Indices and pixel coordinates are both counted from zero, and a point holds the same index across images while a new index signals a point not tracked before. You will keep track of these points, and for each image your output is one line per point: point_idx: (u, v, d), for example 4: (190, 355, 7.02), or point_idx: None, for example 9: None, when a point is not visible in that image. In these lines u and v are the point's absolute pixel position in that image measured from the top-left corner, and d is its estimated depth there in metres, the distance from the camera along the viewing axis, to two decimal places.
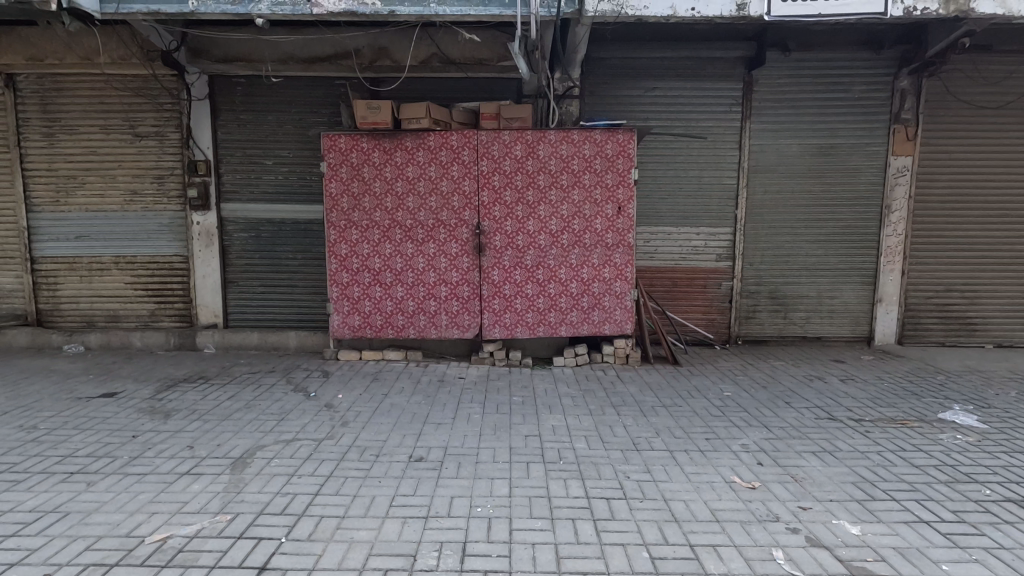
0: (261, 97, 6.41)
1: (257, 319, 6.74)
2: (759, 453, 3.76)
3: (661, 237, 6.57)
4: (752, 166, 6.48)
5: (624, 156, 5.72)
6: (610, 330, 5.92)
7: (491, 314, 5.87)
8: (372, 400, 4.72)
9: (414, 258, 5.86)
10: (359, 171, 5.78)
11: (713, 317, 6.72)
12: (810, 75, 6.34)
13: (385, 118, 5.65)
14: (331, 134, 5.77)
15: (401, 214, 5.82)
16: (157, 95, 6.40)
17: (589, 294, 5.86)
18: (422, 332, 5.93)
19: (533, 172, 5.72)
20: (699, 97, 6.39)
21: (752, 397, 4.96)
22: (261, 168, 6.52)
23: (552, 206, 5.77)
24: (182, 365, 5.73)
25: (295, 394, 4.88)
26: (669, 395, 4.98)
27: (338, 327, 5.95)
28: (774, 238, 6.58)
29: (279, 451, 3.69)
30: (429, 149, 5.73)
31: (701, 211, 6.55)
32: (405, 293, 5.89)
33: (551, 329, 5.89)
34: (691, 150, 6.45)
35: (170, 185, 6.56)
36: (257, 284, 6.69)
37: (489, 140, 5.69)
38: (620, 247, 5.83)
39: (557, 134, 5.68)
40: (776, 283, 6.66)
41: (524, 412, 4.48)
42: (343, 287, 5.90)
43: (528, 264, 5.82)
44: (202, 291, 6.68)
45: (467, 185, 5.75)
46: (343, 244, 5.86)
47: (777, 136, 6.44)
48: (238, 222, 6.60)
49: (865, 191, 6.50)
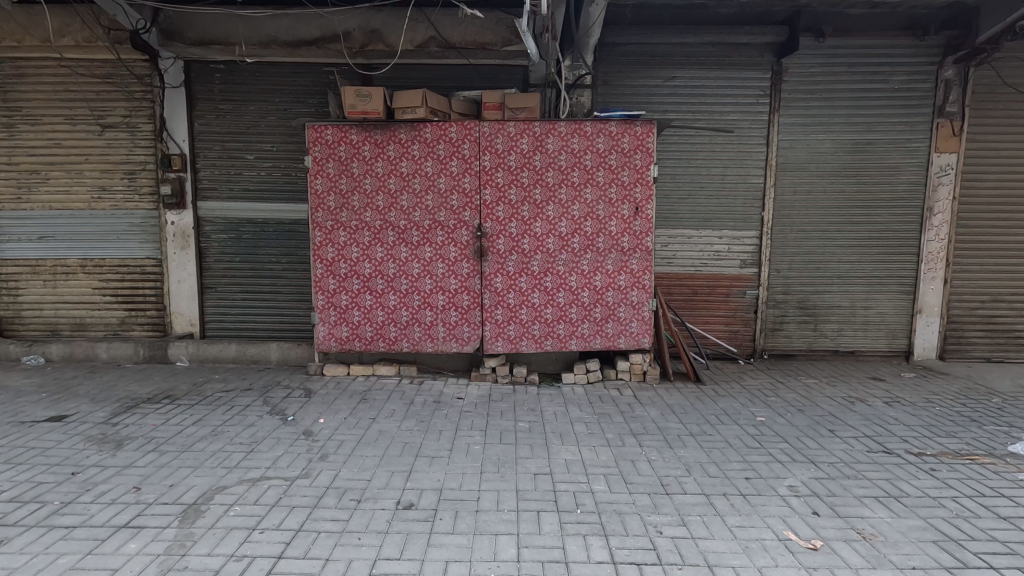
0: (242, 86, 5.85)
1: (237, 329, 6.16)
2: (813, 499, 3.17)
3: (681, 241, 6.00)
4: (781, 163, 5.90)
5: (642, 151, 5.15)
6: (625, 344, 5.33)
7: (493, 326, 5.28)
8: (357, 427, 4.13)
9: (408, 264, 5.28)
10: (347, 166, 5.21)
11: (736, 330, 6.14)
12: (845, 63, 5.76)
13: (376, 108, 5.02)
14: (316, 125, 5.19)
15: (394, 215, 5.24)
16: (128, 83, 5.84)
17: (602, 304, 5.28)
18: (416, 346, 5.34)
19: (541, 168, 5.15)
20: (723, 88, 5.81)
21: (789, 423, 4.36)
22: (241, 163, 5.95)
23: (562, 206, 5.19)
24: (149, 381, 5.15)
25: (270, 418, 4.30)
26: (696, 422, 4.38)
27: (323, 339, 5.37)
28: (804, 242, 6.00)
29: (242, 494, 3.10)
30: (425, 142, 5.15)
31: (724, 212, 5.96)
32: (398, 302, 5.31)
33: (560, 343, 5.31)
34: (715, 146, 5.87)
35: (142, 181, 5.99)
36: (237, 290, 6.10)
37: (491, 133, 5.12)
38: (636, 252, 5.25)
39: (568, 125, 5.11)
40: (805, 291, 6.08)
41: (532, 444, 3.89)
42: (330, 294, 5.32)
43: (534, 271, 5.24)
44: (177, 298, 6.11)
45: (467, 183, 5.17)
46: (330, 247, 5.28)
47: (808, 131, 5.86)
48: (216, 222, 6.03)
49: (904, 192, 5.92)
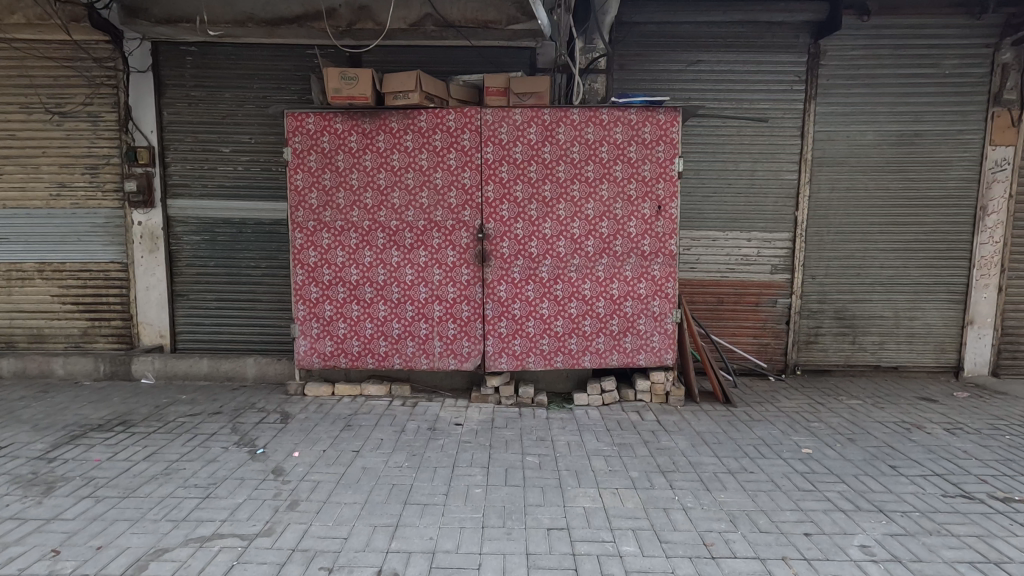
0: (217, 70, 5.26)
1: (211, 341, 5.55)
2: (895, 566, 2.56)
3: (705, 244, 5.40)
4: (818, 157, 5.29)
5: (666, 142, 4.53)
6: (645, 361, 4.71)
7: (497, 340, 4.66)
8: (336, 464, 3.51)
9: (400, 269, 4.67)
10: (331, 159, 4.61)
11: (766, 342, 5.53)
12: (891, 45, 5.16)
13: (363, 92, 4.45)
14: (296, 113, 4.58)
15: (384, 214, 4.64)
16: (89, 67, 5.25)
17: (620, 316, 4.67)
18: (409, 362, 4.73)
19: (550, 162, 4.54)
20: (753, 72, 5.20)
21: (843, 457, 3.74)
22: (216, 157, 5.35)
23: (574, 204, 4.58)
24: (105, 403, 4.53)
25: (236, 451, 3.68)
26: (734, 455, 3.76)
27: (304, 354, 4.77)
28: (842, 245, 5.39)
29: (185, 562, 2.48)
30: (419, 132, 4.55)
31: (754, 212, 5.36)
32: (389, 312, 4.70)
33: (572, 359, 4.69)
34: (744, 137, 5.27)
35: (105, 177, 5.39)
36: (212, 297, 5.50)
37: (495, 121, 4.51)
38: (659, 257, 4.63)
39: (582, 113, 4.50)
40: (843, 299, 5.47)
41: (543, 486, 3.27)
42: (312, 304, 4.72)
43: (543, 278, 4.63)
44: (145, 306, 5.50)
45: (467, 178, 4.56)
46: (312, 251, 4.68)
47: (847, 121, 5.26)
48: (188, 222, 5.43)
49: (955, 189, 5.30)
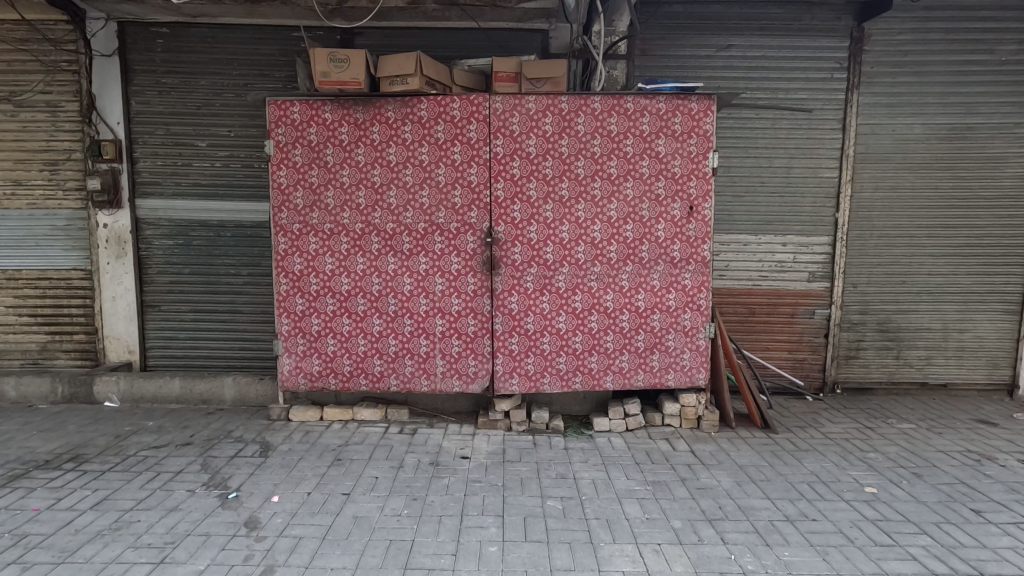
0: (191, 55, 4.70)
1: (186, 357, 4.96)
2: None
3: (735, 249, 4.87)
4: (861, 153, 4.78)
5: (698, 134, 4.00)
6: (675, 382, 4.18)
7: (507, 359, 4.11)
8: (322, 513, 2.94)
9: (397, 278, 4.11)
10: (319, 153, 4.06)
11: (802, 358, 5.00)
12: (942, 29, 4.67)
13: (355, 77, 3.88)
14: (278, 100, 4.03)
15: (379, 216, 4.08)
16: (47, 51, 4.68)
17: (646, 331, 4.13)
18: (407, 383, 4.17)
19: (568, 156, 4.01)
20: (790, 59, 4.69)
21: (914, 499, 3.20)
22: (191, 152, 4.79)
23: (595, 204, 4.04)
24: (58, 432, 3.94)
25: (204, 496, 3.10)
26: (789, 498, 3.22)
27: (289, 375, 4.20)
28: (886, 250, 4.88)
29: None
30: (419, 122, 4.00)
31: (790, 214, 4.84)
32: (385, 327, 4.14)
33: (592, 380, 4.15)
34: (779, 131, 4.75)
35: (65, 174, 4.81)
36: (187, 309, 4.92)
37: (505, 110, 3.97)
38: (690, 264, 4.09)
39: (604, 101, 3.98)
40: (886, 310, 4.95)
41: (572, 543, 2.72)
42: (297, 318, 4.16)
43: (560, 288, 4.08)
44: (112, 319, 4.93)
45: (473, 174, 4.01)
46: (297, 258, 4.12)
47: (893, 113, 4.75)
48: (160, 224, 4.86)
49: (1011, 189, 4.80)
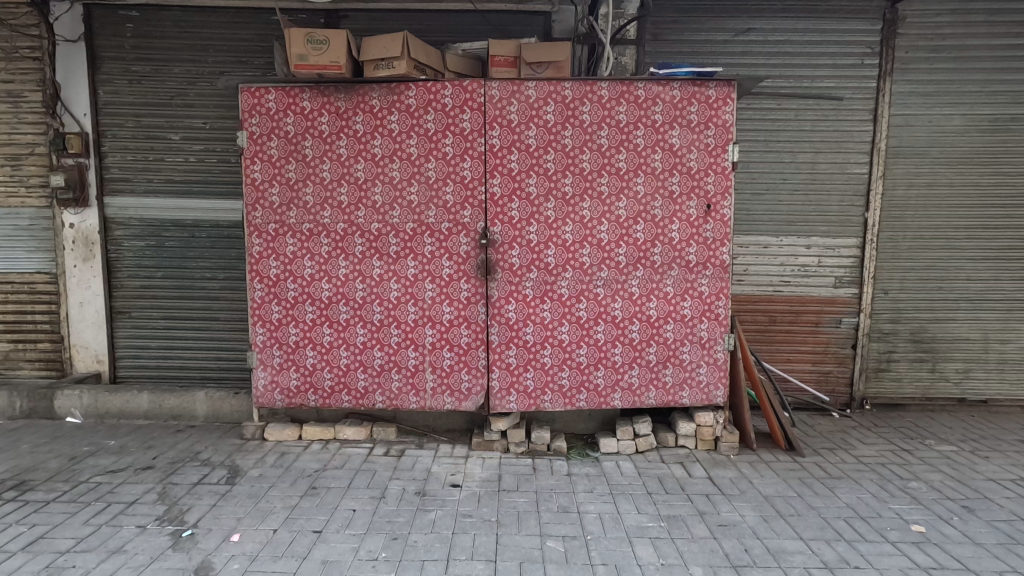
0: (163, 41, 4.34)
1: (158, 368, 4.59)
2: None
3: (755, 252, 4.46)
4: (894, 147, 4.36)
5: (717, 124, 3.60)
6: (690, 400, 3.77)
7: (504, 373, 3.71)
8: (286, 557, 2.55)
9: (383, 283, 3.72)
10: (297, 146, 3.68)
11: (828, 370, 4.58)
12: (984, 11, 4.25)
13: (335, 60, 3.49)
14: (252, 87, 3.65)
15: (363, 215, 3.69)
16: (9, 37, 4.34)
17: (658, 342, 3.72)
18: (394, 401, 3.78)
19: (572, 149, 3.61)
20: (816, 43, 4.28)
21: (970, 541, 2.78)
22: (163, 146, 4.42)
23: (602, 202, 3.64)
24: (8, 453, 3.57)
25: (155, 534, 2.71)
26: (825, 538, 2.80)
27: (264, 390, 3.82)
28: (921, 253, 4.46)
29: None
30: (407, 111, 3.61)
31: (815, 213, 4.43)
32: (370, 337, 3.75)
33: (598, 398, 3.75)
34: (804, 122, 4.34)
35: (29, 169, 4.45)
36: (159, 315, 4.55)
37: (502, 97, 3.57)
38: (707, 269, 3.68)
39: (612, 87, 3.58)
40: (920, 318, 4.53)
41: None
42: (273, 327, 3.78)
43: (562, 295, 3.68)
44: (79, 326, 4.56)
45: (467, 168, 3.62)
46: (273, 261, 3.74)
47: (930, 103, 4.33)
48: (130, 224, 4.49)
49: None
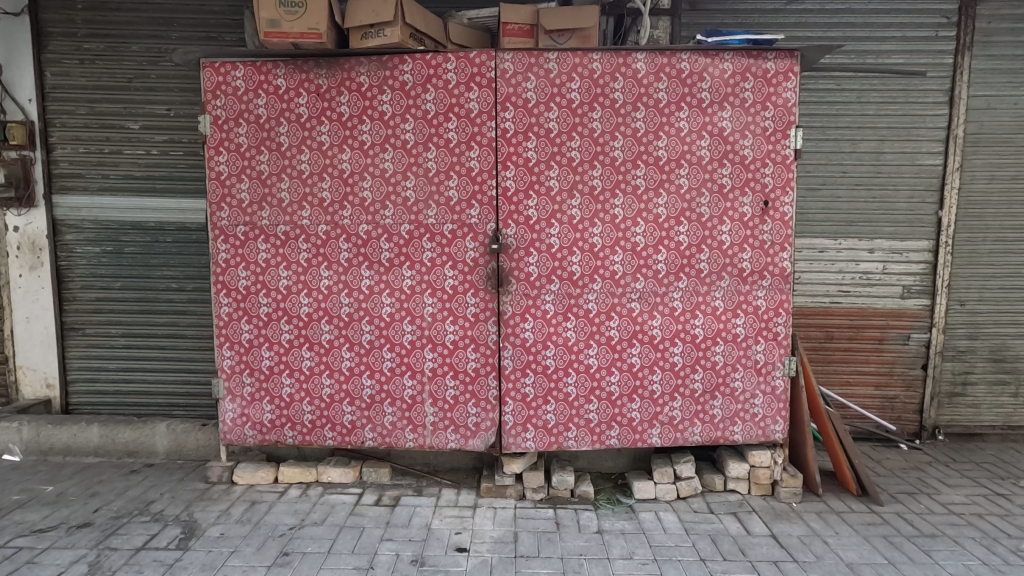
0: (119, 13, 3.73)
1: (118, 394, 3.98)
2: None
3: (809, 258, 3.82)
4: (973, 134, 3.72)
5: (777, 103, 2.96)
6: (742, 437, 3.13)
7: (520, 406, 3.08)
8: None
9: (374, 296, 3.10)
10: (271, 133, 3.06)
11: (893, 396, 3.94)
12: None
13: (314, 26, 2.88)
14: (214, 62, 3.03)
15: (349, 214, 3.07)
16: None
17: (705, 367, 3.09)
18: (387, 438, 3.15)
19: (601, 135, 2.98)
20: (882, 11, 3.65)
21: None
22: (121, 136, 3.81)
23: (637, 198, 3.01)
24: None
25: None
26: None
27: (232, 425, 3.20)
28: (1004, 257, 3.81)
29: None
30: (402, 90, 2.99)
31: (880, 211, 3.79)
32: (357, 361, 3.12)
33: (633, 435, 3.11)
34: (867, 106, 3.71)
35: None
36: (117, 332, 3.93)
37: (517, 71, 2.94)
38: (764, 278, 3.04)
39: (650, 60, 2.95)
40: (1002, 334, 3.88)
41: None
42: (243, 350, 3.16)
43: (590, 312, 3.05)
44: (25, 345, 3.95)
45: (473, 158, 2.99)
46: (242, 271, 3.12)
47: (1016, 82, 3.69)
48: (83, 227, 3.88)
49: None
